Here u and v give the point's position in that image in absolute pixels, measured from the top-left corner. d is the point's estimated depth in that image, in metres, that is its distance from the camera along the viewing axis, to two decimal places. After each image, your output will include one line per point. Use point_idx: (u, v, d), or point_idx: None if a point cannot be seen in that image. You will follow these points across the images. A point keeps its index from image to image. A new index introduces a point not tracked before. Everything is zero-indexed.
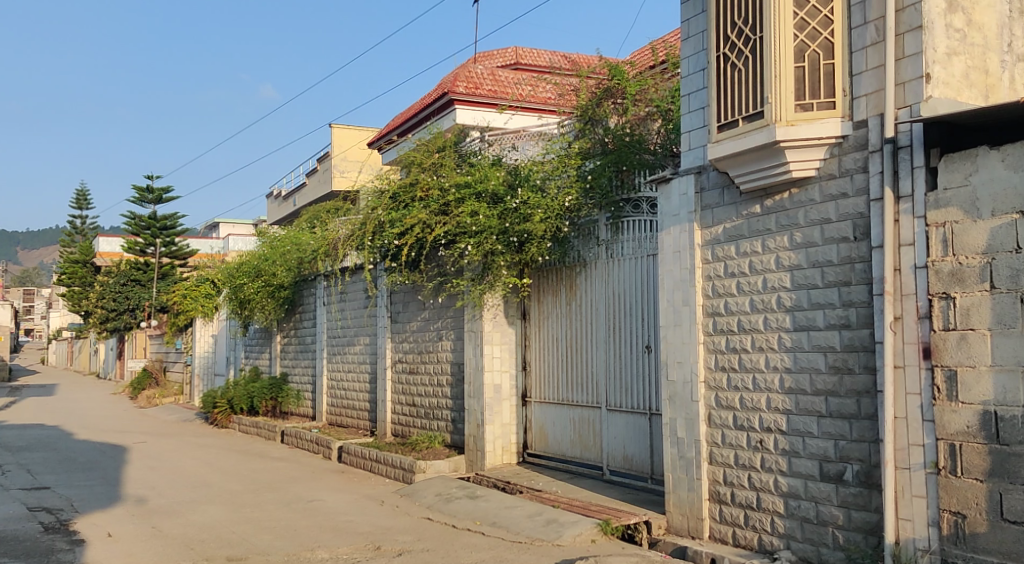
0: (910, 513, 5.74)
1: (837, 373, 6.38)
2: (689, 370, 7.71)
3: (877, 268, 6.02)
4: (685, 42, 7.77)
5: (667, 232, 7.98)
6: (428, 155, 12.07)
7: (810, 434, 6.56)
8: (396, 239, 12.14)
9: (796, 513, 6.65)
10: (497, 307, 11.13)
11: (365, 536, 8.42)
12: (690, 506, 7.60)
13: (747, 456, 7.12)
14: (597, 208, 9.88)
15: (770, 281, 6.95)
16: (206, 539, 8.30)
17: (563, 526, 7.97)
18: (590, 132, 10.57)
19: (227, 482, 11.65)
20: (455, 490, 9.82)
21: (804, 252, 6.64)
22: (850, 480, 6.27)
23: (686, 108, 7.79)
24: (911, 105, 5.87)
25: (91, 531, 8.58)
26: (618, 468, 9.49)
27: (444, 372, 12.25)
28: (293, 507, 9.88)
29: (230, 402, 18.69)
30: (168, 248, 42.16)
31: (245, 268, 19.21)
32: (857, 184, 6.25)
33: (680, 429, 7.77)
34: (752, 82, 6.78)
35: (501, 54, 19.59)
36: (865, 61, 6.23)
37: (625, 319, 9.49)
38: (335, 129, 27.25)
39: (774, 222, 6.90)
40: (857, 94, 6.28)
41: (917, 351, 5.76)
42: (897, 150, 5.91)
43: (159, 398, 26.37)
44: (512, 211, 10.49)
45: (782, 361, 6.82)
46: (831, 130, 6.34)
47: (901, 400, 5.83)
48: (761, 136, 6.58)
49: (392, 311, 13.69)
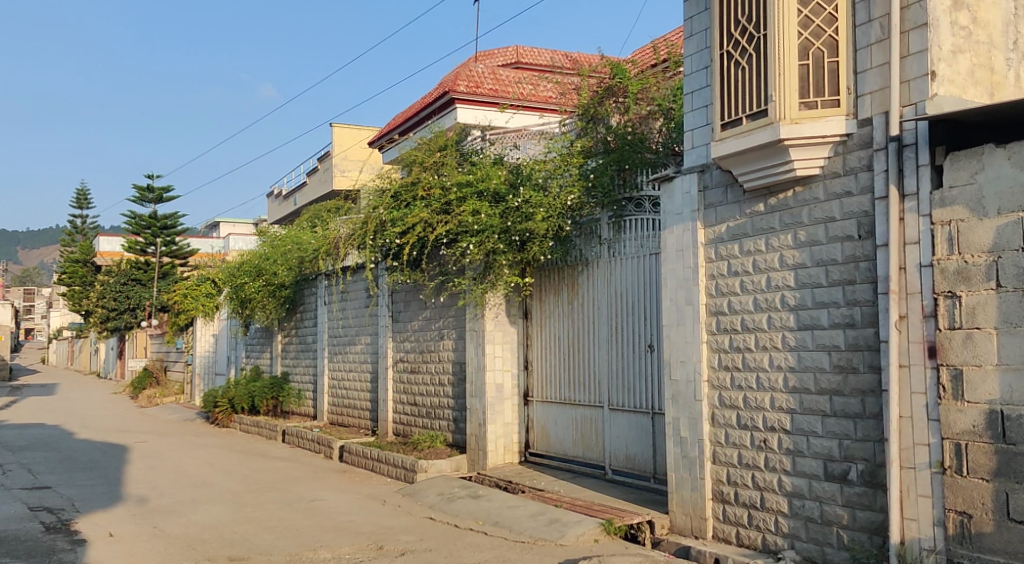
0: (915, 512, 5.72)
1: (841, 372, 6.36)
2: (692, 370, 7.68)
3: (882, 266, 5.99)
4: (689, 40, 7.74)
5: (669, 231, 7.95)
6: (429, 154, 12.02)
7: (815, 433, 6.53)
8: (397, 238, 12.11)
9: (800, 513, 6.63)
10: (499, 306, 11.10)
11: (367, 536, 8.39)
12: (693, 505, 7.57)
13: (751, 456, 7.09)
14: (599, 206, 9.88)
15: (774, 281, 6.92)
16: (208, 539, 8.26)
17: (566, 526, 7.94)
18: (592, 130, 10.59)
19: (229, 482, 11.61)
20: (457, 490, 9.79)
21: (808, 250, 6.62)
22: (854, 480, 6.24)
23: (690, 107, 7.76)
24: (916, 103, 5.84)
25: (93, 531, 8.54)
26: (621, 467, 9.46)
27: (445, 371, 12.23)
28: (295, 507, 9.85)
29: (230, 402, 18.66)
30: (168, 247, 42.14)
31: (245, 268, 19.20)
32: (861, 183, 6.22)
33: (683, 429, 7.75)
34: (756, 80, 6.75)
35: (501, 53, 19.59)
36: (870, 59, 6.21)
37: (628, 319, 9.47)
38: (335, 128, 27.25)
39: (778, 220, 6.87)
40: (862, 92, 6.25)
41: (922, 351, 5.73)
42: (902, 148, 5.89)
43: (159, 397, 26.35)
44: (514, 209, 10.43)
45: (786, 360, 6.80)
46: (837, 128, 6.31)
47: (906, 399, 5.80)
48: (765, 135, 6.55)
49: (393, 311, 13.67)
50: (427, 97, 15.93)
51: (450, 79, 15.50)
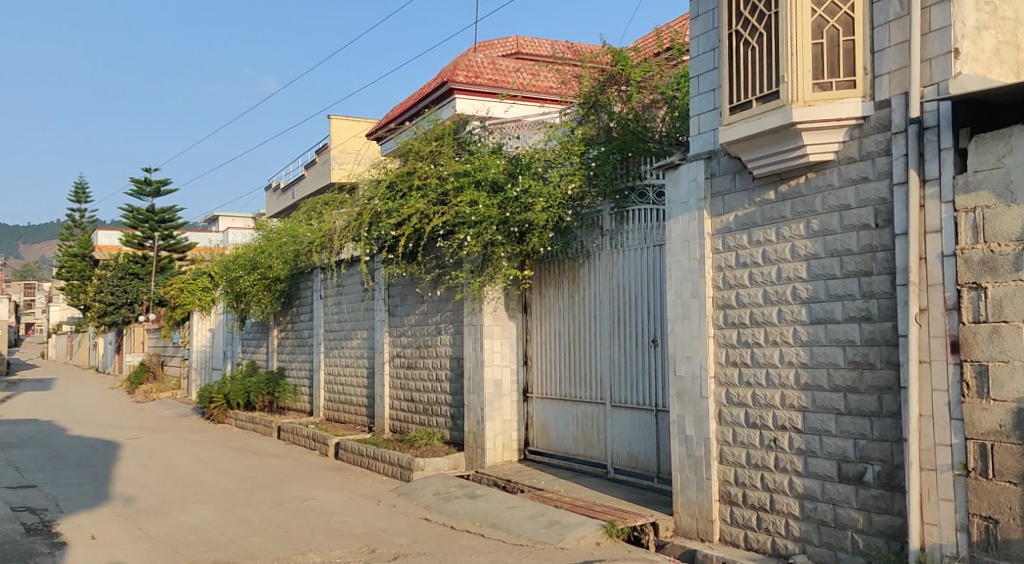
0: (936, 517, 5.40)
1: (857, 368, 6.03)
2: (698, 366, 7.35)
3: (901, 256, 5.67)
4: (695, 21, 7.39)
5: (675, 221, 7.62)
6: (426, 143, 11.66)
7: (828, 432, 6.21)
8: (393, 229, 11.80)
9: (813, 516, 6.31)
10: (497, 300, 10.76)
11: (360, 539, 8.07)
12: (699, 506, 7.25)
13: (760, 456, 6.77)
14: (601, 196, 9.51)
15: (784, 272, 6.59)
16: (193, 542, 7.96)
17: (566, 529, 7.61)
18: (594, 117, 10.15)
19: (220, 481, 11.31)
20: (453, 489, 9.48)
21: (822, 240, 6.28)
22: (870, 481, 5.92)
23: (696, 91, 7.41)
24: (938, 82, 5.50)
25: (75, 533, 8.25)
26: (623, 466, 9.15)
27: (442, 366, 11.91)
28: (286, 507, 9.55)
29: (226, 397, 18.30)
30: (167, 242, 40.99)
31: (240, 261, 18.91)
32: (879, 168, 5.90)
33: (689, 427, 7.43)
34: (767, 61, 6.40)
35: (501, 42, 19.24)
36: (888, 37, 5.87)
37: (630, 313, 9.14)
38: (334, 120, 26.98)
39: (790, 209, 6.54)
40: (879, 72, 5.92)
41: (944, 345, 5.40)
42: (923, 131, 5.55)
43: (156, 392, 25.95)
44: (512, 200, 10.12)
45: (798, 356, 6.47)
46: (852, 110, 5.98)
47: (927, 397, 5.48)
48: (775, 118, 6.22)
49: (390, 304, 13.34)
50: (425, 87, 15.63)
51: (448, 70, 15.14)
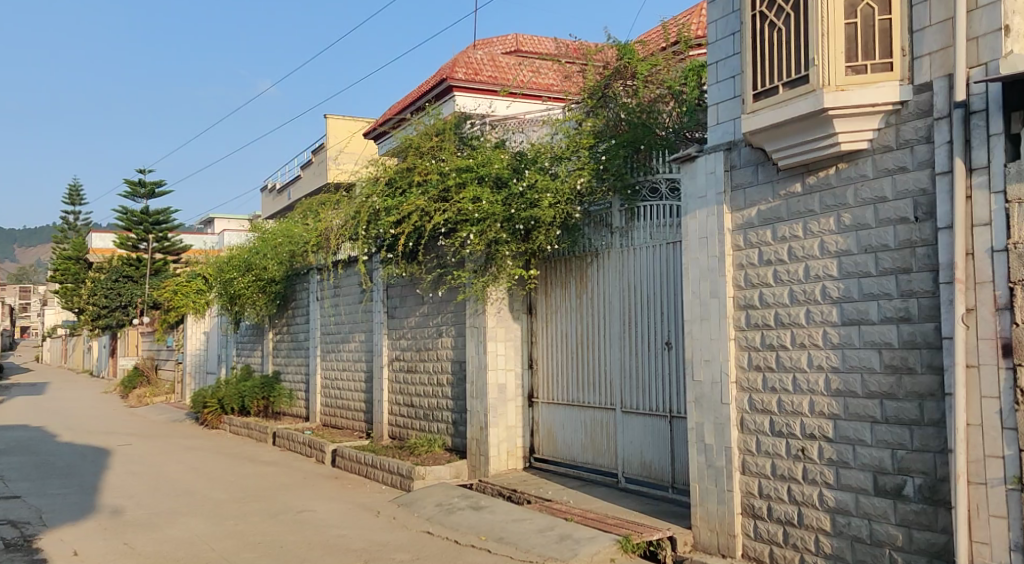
0: (987, 535, 4.96)
1: (894, 373, 5.60)
2: (718, 370, 6.90)
3: (945, 252, 5.24)
4: (713, 5, 6.96)
5: (691, 217, 7.16)
6: (426, 138, 11.22)
7: (862, 442, 5.78)
8: (392, 228, 11.37)
9: (845, 531, 5.87)
10: (501, 301, 10.33)
11: (358, 554, 7.63)
12: (720, 520, 6.81)
13: (787, 467, 6.32)
14: (611, 191, 9.03)
15: (813, 269, 6.14)
16: (181, 558, 7.52)
17: (578, 544, 7.16)
18: (602, 112, 9.73)
19: (212, 490, 10.86)
20: (457, 500, 9.03)
21: (854, 235, 5.85)
22: (911, 496, 5.49)
23: (714, 79, 6.98)
24: (986, 62, 5.09)
25: (57, 549, 7.79)
26: (635, 474, 8.70)
27: (443, 370, 11.46)
28: (280, 519, 9.12)
29: (220, 401, 17.78)
30: (161, 244, 40.45)
31: (233, 263, 18.40)
32: (918, 157, 5.47)
33: (708, 435, 6.98)
34: (794, 43, 5.97)
35: (501, 40, 18.72)
36: (928, 16, 5.45)
37: (642, 315, 8.70)
38: (330, 120, 26.50)
39: (818, 202, 6.10)
40: (918, 53, 5.49)
41: (994, 348, 4.97)
42: (970, 116, 5.12)
43: (149, 395, 25.45)
44: (518, 195, 9.65)
45: (828, 359, 6.02)
46: (889, 95, 5.56)
47: (976, 404, 5.04)
48: (804, 105, 5.78)
49: (388, 306, 12.89)
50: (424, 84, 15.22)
51: (447, 66, 14.72)
